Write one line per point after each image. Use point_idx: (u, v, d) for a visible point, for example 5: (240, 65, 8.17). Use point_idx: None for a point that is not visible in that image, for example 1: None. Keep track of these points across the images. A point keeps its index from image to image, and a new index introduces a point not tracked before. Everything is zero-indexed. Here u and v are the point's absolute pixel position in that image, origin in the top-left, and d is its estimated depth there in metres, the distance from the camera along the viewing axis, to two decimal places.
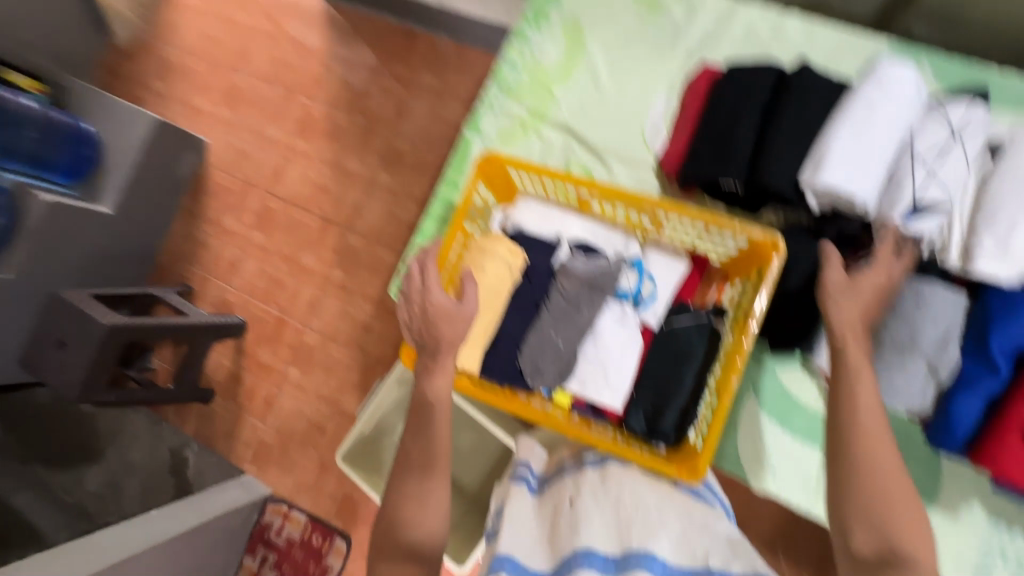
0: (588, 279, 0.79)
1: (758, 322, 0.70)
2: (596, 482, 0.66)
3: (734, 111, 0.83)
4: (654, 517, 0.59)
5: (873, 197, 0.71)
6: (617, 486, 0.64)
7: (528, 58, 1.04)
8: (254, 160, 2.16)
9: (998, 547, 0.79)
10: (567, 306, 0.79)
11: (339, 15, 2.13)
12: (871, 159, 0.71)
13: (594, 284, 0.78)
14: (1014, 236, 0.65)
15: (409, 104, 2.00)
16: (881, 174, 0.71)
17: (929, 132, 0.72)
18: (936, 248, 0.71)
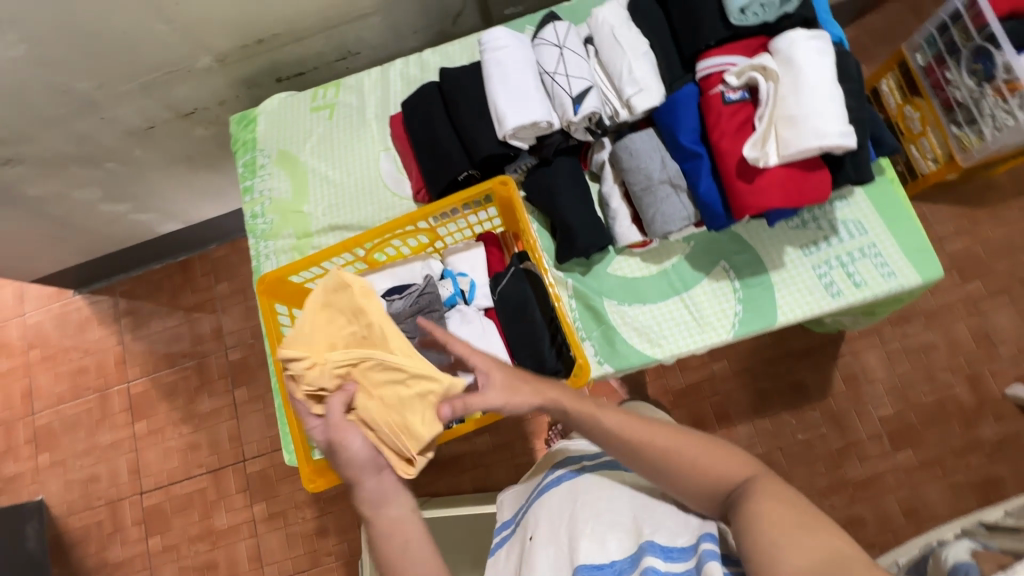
0: (414, 309, 0.84)
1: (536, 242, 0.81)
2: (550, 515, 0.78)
3: (428, 129, 0.99)
4: (600, 525, 0.74)
5: (547, 113, 0.89)
6: (565, 507, 0.78)
7: (267, 201, 1.13)
8: (105, 477, 1.92)
9: (824, 260, 0.95)
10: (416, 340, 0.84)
11: (105, 295, 2.06)
12: (526, 91, 0.90)
13: (421, 309, 0.84)
14: (636, 74, 0.86)
15: (221, 318, 1.97)
16: (541, 96, 0.90)
17: (546, 51, 0.92)
18: (613, 116, 0.90)
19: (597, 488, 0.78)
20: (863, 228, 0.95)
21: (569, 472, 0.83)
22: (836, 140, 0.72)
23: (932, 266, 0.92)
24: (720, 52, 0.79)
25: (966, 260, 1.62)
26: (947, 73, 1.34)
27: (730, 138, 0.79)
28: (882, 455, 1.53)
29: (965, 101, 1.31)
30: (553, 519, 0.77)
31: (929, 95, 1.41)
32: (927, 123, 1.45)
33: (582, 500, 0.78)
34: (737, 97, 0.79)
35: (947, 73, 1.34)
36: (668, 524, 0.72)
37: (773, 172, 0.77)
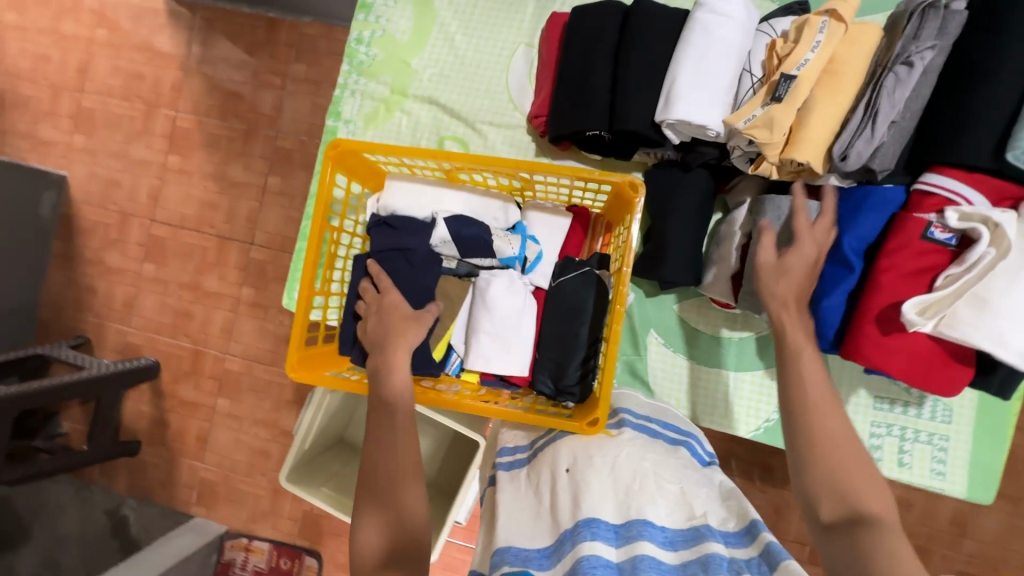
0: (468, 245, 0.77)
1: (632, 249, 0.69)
2: (584, 447, 0.67)
3: (585, 58, 0.82)
4: (650, 483, 0.62)
5: (723, 123, 0.73)
6: (611, 452, 0.66)
7: (379, 31, 0.98)
8: (126, 189, 1.84)
9: (887, 423, 0.86)
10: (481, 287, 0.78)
11: (185, 10, 1.80)
12: (715, 84, 0.72)
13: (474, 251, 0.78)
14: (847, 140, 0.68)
15: (285, 99, 1.75)
16: (726, 98, 0.73)
17: (764, 47, 0.73)
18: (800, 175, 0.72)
19: (612, 446, 0.68)
20: (949, 417, 0.85)
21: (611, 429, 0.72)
22: (1011, 356, 0.60)
23: (985, 490, 0.84)
24: (960, 176, 0.63)
25: None
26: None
27: (897, 278, 0.65)
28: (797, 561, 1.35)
29: None
30: (597, 457, 0.66)
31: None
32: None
33: (634, 462, 0.65)
34: (940, 238, 0.64)
35: None
36: (675, 501, 0.61)
37: (915, 339, 0.65)
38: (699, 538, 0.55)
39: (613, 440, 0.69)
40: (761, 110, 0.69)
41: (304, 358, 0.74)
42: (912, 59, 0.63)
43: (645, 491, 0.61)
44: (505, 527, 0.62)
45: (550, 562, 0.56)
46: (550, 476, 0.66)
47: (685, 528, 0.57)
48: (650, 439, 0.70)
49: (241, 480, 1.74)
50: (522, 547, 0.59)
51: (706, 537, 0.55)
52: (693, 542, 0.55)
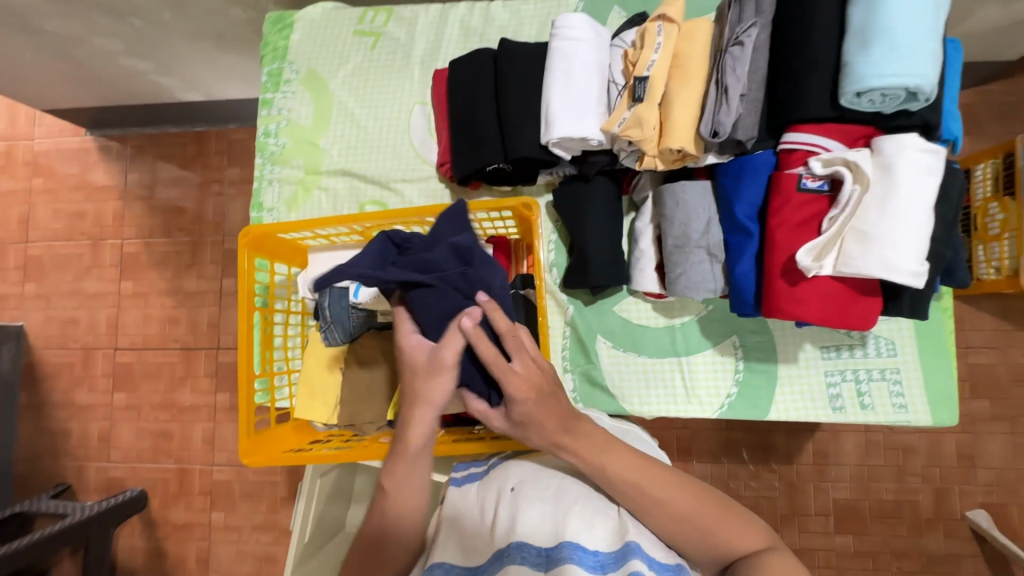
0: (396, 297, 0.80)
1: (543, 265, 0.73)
2: (533, 469, 0.67)
3: (470, 103, 0.89)
4: (590, 504, 0.61)
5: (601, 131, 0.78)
6: (557, 474, 0.66)
7: (283, 122, 1.04)
8: (85, 325, 1.84)
9: (839, 369, 0.88)
10: None
11: (115, 143, 1.87)
12: (585, 99, 0.78)
13: None
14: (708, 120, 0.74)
15: (225, 203, 1.80)
16: (598, 109, 0.79)
17: (620, 59, 0.81)
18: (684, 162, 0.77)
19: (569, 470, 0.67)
20: (893, 350, 0.87)
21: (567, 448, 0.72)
22: (904, 276, 0.64)
23: (949, 412, 0.86)
24: (813, 128, 0.69)
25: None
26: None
27: (788, 231, 0.70)
28: (821, 533, 1.33)
29: None
30: (542, 476, 0.65)
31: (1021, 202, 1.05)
32: (1007, 230, 1.10)
33: (581, 482, 0.65)
34: (814, 187, 0.69)
35: None
36: (611, 521, 0.60)
37: (822, 282, 0.69)
38: (625, 559, 0.55)
39: (559, 462, 0.69)
40: (629, 113, 0.75)
41: (256, 445, 0.75)
42: (740, 40, 0.69)
43: (583, 511, 0.60)
44: (442, 547, 0.63)
45: None
46: (494, 495, 0.65)
47: (613, 551, 0.57)
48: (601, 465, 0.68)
49: None
50: (451, 564, 0.60)
51: (630, 556, 0.55)
52: (620, 562, 0.55)
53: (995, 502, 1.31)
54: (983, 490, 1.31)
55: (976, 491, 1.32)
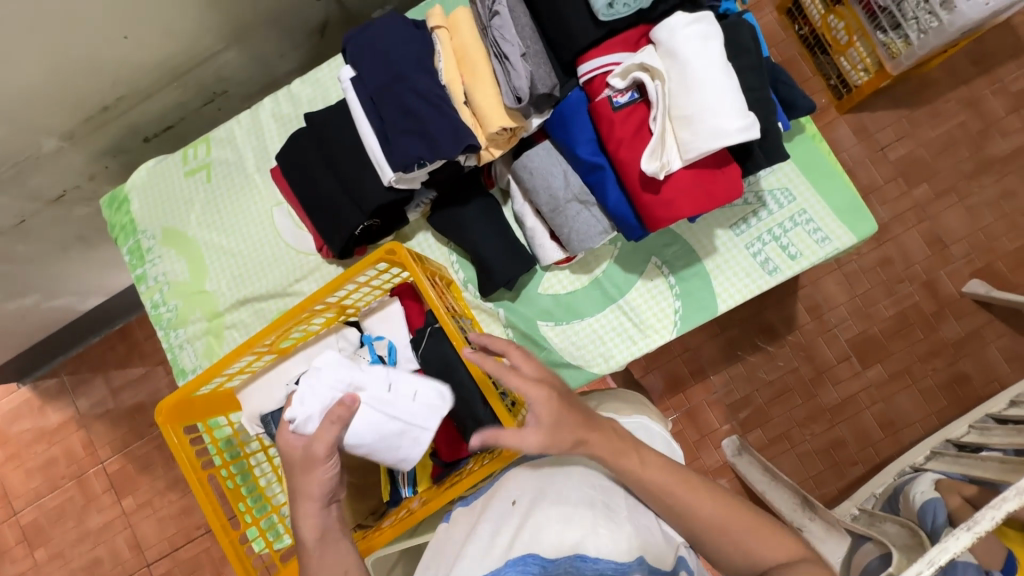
0: None
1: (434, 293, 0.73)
2: (536, 477, 0.69)
3: (312, 183, 0.90)
4: (593, 513, 0.62)
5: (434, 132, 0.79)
6: (561, 480, 0.68)
7: (165, 286, 1.04)
8: (108, 562, 1.74)
9: (756, 237, 0.90)
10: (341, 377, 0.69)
11: (52, 380, 1.80)
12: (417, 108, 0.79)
13: None
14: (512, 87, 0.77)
15: (179, 379, 1.75)
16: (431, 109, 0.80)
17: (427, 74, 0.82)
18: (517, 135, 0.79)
19: (582, 471, 0.69)
20: (791, 196, 0.90)
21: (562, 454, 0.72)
22: (739, 135, 0.66)
23: (865, 221, 0.88)
24: (598, 52, 0.72)
25: (939, 147, 1.35)
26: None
27: (629, 147, 0.72)
28: (853, 377, 1.34)
29: (886, 5, 1.06)
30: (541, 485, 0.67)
31: (850, 3, 1.14)
32: (854, 31, 1.17)
33: (585, 484, 0.67)
34: (626, 100, 0.72)
35: None
36: (615, 532, 0.61)
37: (678, 177, 0.71)
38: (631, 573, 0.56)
39: (554, 469, 0.70)
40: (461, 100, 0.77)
41: None
42: (497, 10, 0.73)
43: (586, 521, 0.60)
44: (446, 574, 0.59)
45: None
46: (496, 510, 0.65)
47: (620, 564, 0.57)
48: (607, 465, 0.72)
49: None
50: None
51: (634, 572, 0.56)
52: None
53: (981, 265, 1.34)
54: (967, 261, 1.34)
55: (963, 264, 1.34)
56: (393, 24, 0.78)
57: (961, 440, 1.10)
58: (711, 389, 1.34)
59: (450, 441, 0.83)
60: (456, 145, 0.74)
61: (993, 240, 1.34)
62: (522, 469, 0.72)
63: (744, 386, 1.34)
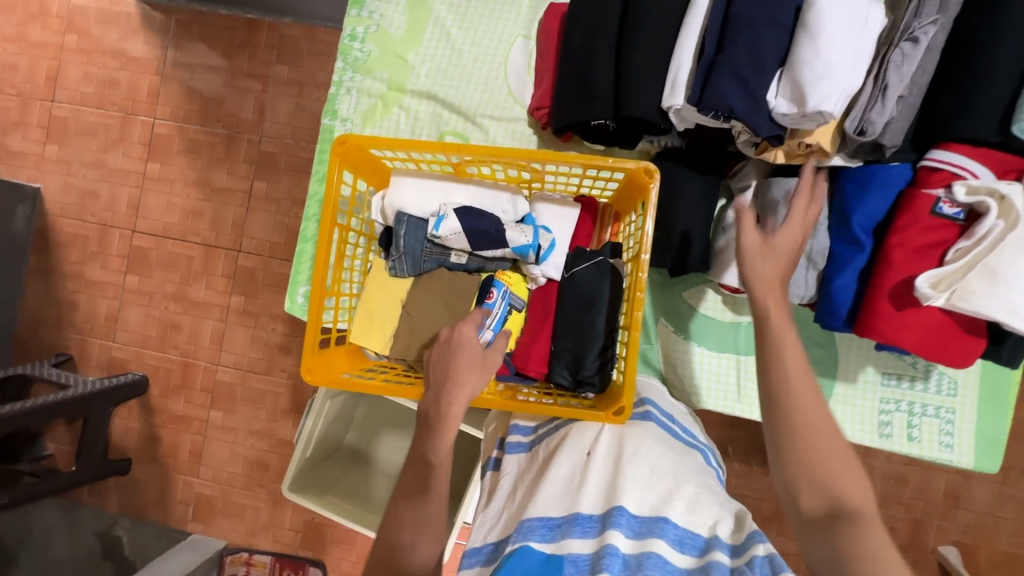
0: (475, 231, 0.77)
1: (650, 235, 0.69)
2: (612, 434, 0.71)
3: (588, 49, 0.82)
4: (666, 478, 0.65)
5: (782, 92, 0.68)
6: (632, 441, 0.69)
7: (373, 27, 0.97)
8: (105, 200, 1.55)
9: (895, 398, 0.88)
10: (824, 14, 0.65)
11: (160, 15, 1.52)
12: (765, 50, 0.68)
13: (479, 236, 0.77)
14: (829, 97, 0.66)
15: (267, 101, 1.47)
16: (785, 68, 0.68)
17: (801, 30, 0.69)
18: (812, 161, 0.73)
19: (653, 438, 0.71)
20: (954, 390, 0.87)
21: (636, 419, 0.74)
22: (1022, 325, 0.62)
23: (991, 458, 0.86)
24: (965, 150, 0.65)
25: None
26: None
27: (908, 253, 0.67)
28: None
29: None
30: (620, 444, 0.69)
31: None
32: None
33: (656, 450, 0.69)
34: (949, 213, 0.66)
35: None
36: (688, 500, 0.63)
37: (929, 313, 0.67)
38: (710, 548, 0.57)
39: (634, 426, 0.72)
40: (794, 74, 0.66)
41: (318, 362, 0.75)
42: (916, 36, 0.63)
43: (663, 485, 0.64)
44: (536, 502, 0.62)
45: (552, 535, 0.59)
46: (574, 456, 0.68)
47: (695, 535, 0.59)
48: (671, 435, 0.74)
49: (239, 495, 1.48)
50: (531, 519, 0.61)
51: (712, 547, 0.57)
52: (702, 550, 0.57)
53: None
54: None
55: None
56: None
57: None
58: None
59: (543, 358, 0.79)
60: (772, 128, 0.68)
61: None
62: (590, 424, 0.72)
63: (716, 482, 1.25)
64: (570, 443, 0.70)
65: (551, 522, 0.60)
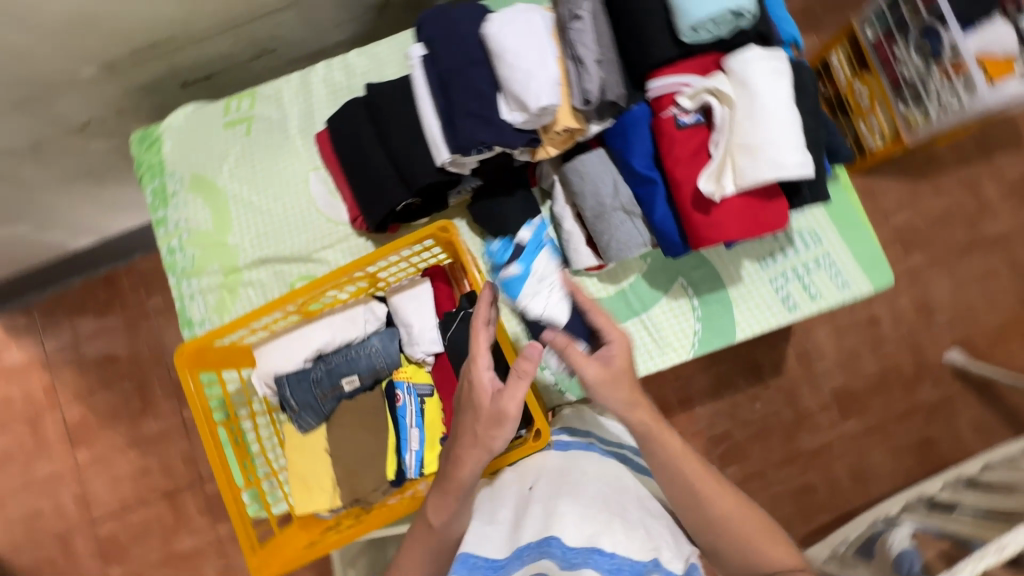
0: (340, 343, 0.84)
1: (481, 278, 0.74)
2: (550, 467, 0.73)
3: (359, 153, 0.90)
4: (604, 506, 0.64)
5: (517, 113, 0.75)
6: (576, 471, 0.72)
7: (184, 233, 1.02)
8: (50, 515, 1.44)
9: (780, 273, 0.94)
10: (498, 32, 0.75)
11: (19, 320, 1.47)
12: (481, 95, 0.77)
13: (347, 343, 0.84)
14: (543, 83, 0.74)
15: (158, 333, 1.45)
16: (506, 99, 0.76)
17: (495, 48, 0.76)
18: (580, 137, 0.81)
19: (600, 467, 0.73)
20: (818, 238, 0.94)
21: (579, 450, 0.77)
22: (796, 170, 0.70)
23: (883, 273, 0.93)
24: (670, 71, 0.75)
25: (941, 221, 1.39)
26: (896, 49, 1.07)
27: (685, 165, 0.75)
28: (831, 425, 1.35)
29: (914, 80, 1.05)
30: (567, 480, 0.69)
31: (878, 72, 1.13)
32: (876, 99, 1.16)
33: (600, 477, 0.71)
34: (690, 120, 0.75)
35: (897, 50, 1.07)
36: (629, 530, 0.61)
37: (731, 202, 0.74)
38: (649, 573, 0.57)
39: (574, 457, 0.75)
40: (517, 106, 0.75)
41: (265, 554, 0.74)
42: (579, 14, 0.74)
43: (604, 512, 0.63)
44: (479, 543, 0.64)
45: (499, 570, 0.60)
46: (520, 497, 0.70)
47: (635, 561, 0.58)
48: (613, 461, 0.76)
49: None
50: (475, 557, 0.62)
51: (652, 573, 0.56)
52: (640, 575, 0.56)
53: (961, 337, 1.38)
54: (959, 331, 1.38)
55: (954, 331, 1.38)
56: (460, 12, 0.80)
57: (934, 498, 1.07)
58: (695, 420, 1.33)
59: None
60: (521, 137, 0.77)
61: (977, 315, 1.38)
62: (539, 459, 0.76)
63: (728, 421, 1.34)
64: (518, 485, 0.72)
65: (487, 564, 0.62)
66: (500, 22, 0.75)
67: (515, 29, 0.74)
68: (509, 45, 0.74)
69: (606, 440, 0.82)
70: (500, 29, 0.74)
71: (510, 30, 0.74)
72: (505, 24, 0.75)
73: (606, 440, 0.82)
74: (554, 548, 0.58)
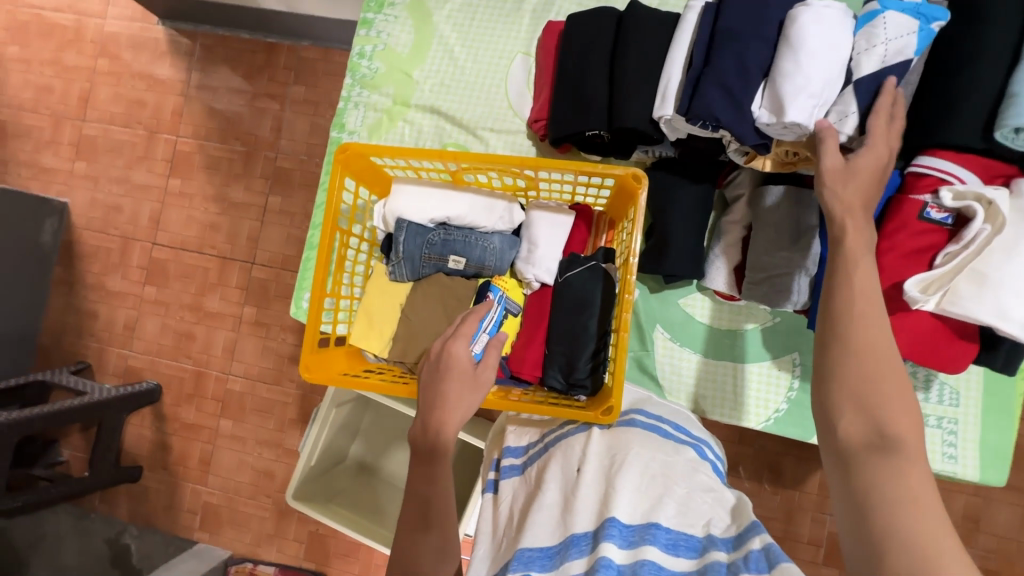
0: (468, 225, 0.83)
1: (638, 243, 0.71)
2: (599, 444, 0.73)
3: (583, 63, 0.85)
4: (656, 492, 0.66)
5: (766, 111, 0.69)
6: (621, 451, 0.71)
7: (380, 45, 1.02)
8: (127, 213, 1.55)
9: None
10: (805, 24, 0.68)
11: (186, 39, 1.54)
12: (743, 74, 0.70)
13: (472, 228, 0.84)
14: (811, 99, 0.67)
15: (284, 118, 1.48)
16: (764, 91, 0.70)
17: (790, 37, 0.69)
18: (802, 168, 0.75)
19: (645, 446, 0.72)
20: (956, 400, 0.86)
21: (620, 425, 0.76)
22: (1015, 328, 0.64)
23: (998, 471, 0.85)
24: (951, 157, 0.68)
25: None
26: None
27: (899, 257, 0.70)
28: None
29: None
30: (611, 454, 0.71)
31: None
32: None
33: (643, 460, 0.70)
34: (937, 218, 0.69)
35: None
36: (678, 509, 0.64)
37: (921, 317, 0.70)
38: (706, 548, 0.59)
39: (616, 433, 0.74)
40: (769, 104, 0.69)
41: (317, 361, 0.78)
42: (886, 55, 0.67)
43: (655, 499, 0.65)
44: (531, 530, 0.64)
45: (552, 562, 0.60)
46: (563, 470, 0.71)
47: (688, 536, 0.62)
48: (659, 437, 0.74)
49: (243, 504, 1.45)
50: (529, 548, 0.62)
51: (708, 547, 0.59)
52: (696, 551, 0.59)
53: None
54: None
55: None
56: None
57: None
58: None
59: (534, 359, 0.81)
60: (756, 136, 0.71)
61: None
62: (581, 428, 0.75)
63: None
64: (561, 454, 0.73)
65: (542, 549, 0.62)
66: (814, 14, 0.68)
67: (823, 31, 0.67)
68: (807, 43, 0.67)
69: (645, 412, 0.79)
70: (810, 21, 0.67)
71: (817, 28, 0.67)
72: (817, 20, 0.67)
73: (646, 413, 0.79)
74: (613, 529, 0.60)
